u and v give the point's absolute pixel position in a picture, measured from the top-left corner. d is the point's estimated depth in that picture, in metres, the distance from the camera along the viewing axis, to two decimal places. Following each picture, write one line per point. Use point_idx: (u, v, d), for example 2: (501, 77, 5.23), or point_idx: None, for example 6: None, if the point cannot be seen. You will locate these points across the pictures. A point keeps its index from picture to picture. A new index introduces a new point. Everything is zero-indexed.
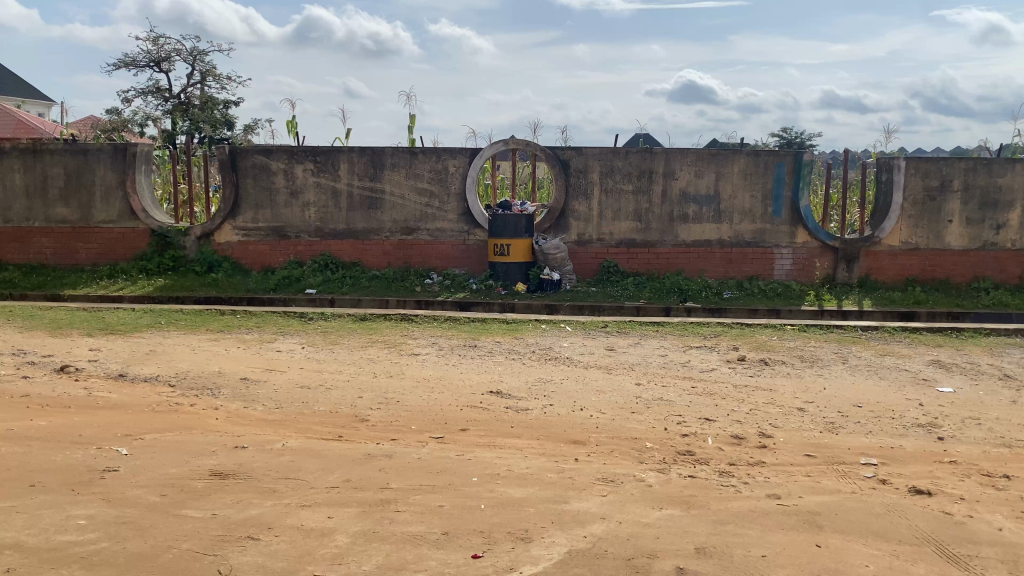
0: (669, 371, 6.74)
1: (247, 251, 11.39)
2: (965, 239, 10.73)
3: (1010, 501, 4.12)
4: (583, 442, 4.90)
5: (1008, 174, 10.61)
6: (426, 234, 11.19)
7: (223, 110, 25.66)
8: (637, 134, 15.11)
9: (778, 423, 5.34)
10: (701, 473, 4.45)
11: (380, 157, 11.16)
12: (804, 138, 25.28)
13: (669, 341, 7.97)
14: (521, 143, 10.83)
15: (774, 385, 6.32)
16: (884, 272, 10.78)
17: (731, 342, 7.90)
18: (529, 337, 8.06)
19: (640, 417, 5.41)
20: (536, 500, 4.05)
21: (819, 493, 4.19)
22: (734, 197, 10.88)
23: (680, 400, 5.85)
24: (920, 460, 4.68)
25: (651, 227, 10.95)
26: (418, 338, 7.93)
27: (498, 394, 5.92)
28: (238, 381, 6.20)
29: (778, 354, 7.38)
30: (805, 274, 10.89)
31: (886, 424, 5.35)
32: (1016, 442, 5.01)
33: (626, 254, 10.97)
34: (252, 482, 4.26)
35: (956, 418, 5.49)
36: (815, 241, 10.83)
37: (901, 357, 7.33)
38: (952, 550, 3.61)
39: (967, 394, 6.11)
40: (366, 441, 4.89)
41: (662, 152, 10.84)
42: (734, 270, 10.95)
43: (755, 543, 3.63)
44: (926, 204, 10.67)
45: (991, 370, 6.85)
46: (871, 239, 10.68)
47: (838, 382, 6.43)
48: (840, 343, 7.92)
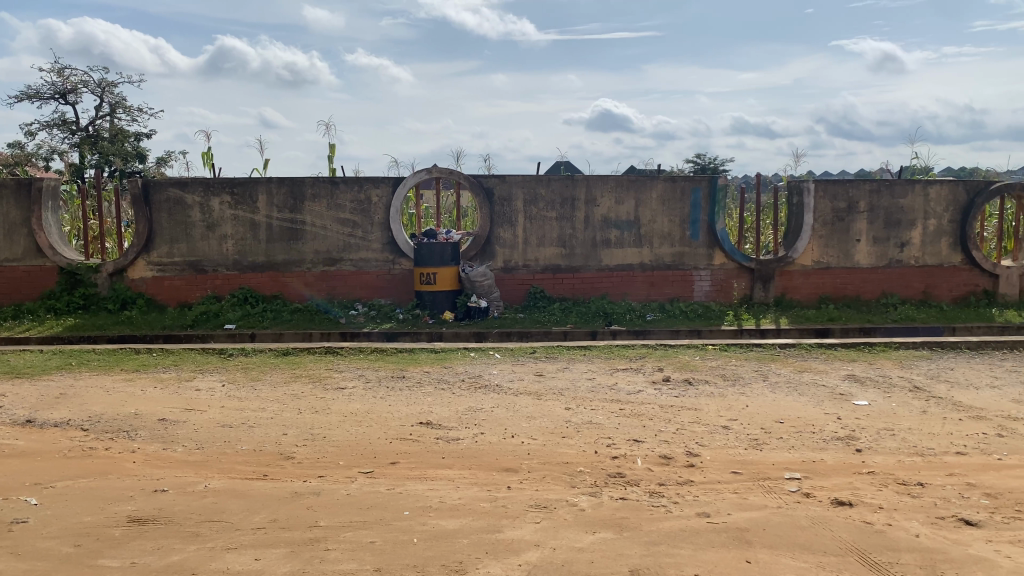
0: (596, 394, 6.81)
1: (162, 287, 11.04)
2: (873, 257, 11.21)
3: (925, 507, 4.29)
4: (514, 470, 4.89)
5: (909, 195, 11.14)
6: (349, 265, 11.07)
7: (134, 142, 24.99)
8: (558, 162, 15.34)
9: (704, 441, 5.44)
10: (632, 494, 4.50)
11: (300, 187, 11.01)
12: (718, 163, 26.15)
13: (596, 364, 8.06)
14: (444, 171, 10.84)
15: (699, 404, 6.44)
16: (798, 291, 11.17)
17: (655, 363, 8.04)
18: (458, 365, 8.02)
19: (571, 441, 5.44)
20: (470, 530, 4.01)
21: (746, 509, 4.28)
22: (654, 221, 11.12)
23: (609, 423, 5.90)
24: (841, 472, 4.83)
25: (575, 252, 11.09)
26: (343, 371, 7.81)
27: (428, 425, 5.86)
28: (156, 422, 5.97)
29: (701, 374, 7.54)
30: (723, 294, 11.19)
31: (806, 438, 5.51)
32: (929, 451, 5.22)
33: (551, 280, 11.07)
34: (173, 527, 4.10)
35: (872, 430, 5.70)
36: (731, 262, 11.14)
37: (818, 373, 7.58)
38: (874, 558, 3.73)
39: (881, 406, 6.35)
40: (293, 479, 4.77)
41: (584, 179, 11.01)
42: (656, 293, 11.16)
43: (687, 561, 3.68)
44: (834, 225, 11.12)
45: (901, 382, 7.14)
46: (784, 259, 11.05)
47: (759, 399, 6.61)
48: (760, 361, 8.14)
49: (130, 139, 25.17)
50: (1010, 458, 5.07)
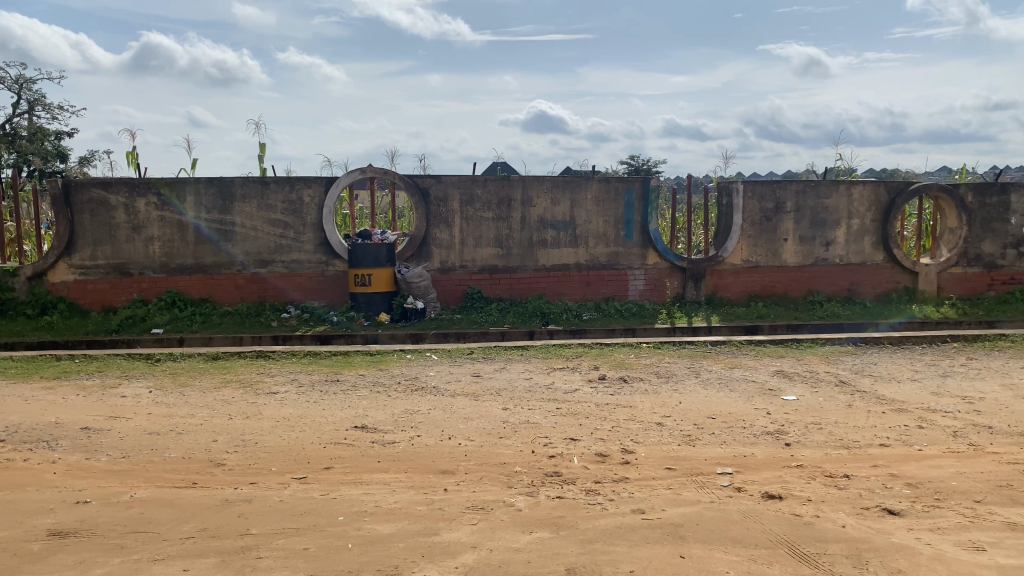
0: (533, 394, 6.82)
1: (85, 290, 10.66)
2: (800, 256, 11.52)
3: (851, 499, 4.42)
4: (451, 471, 4.86)
5: (833, 195, 11.48)
6: (281, 266, 10.87)
7: (54, 141, 24.10)
8: (494, 163, 15.34)
9: (639, 438, 5.51)
10: (568, 492, 4.52)
11: (230, 187, 10.76)
12: (652, 164, 26.53)
13: (533, 364, 8.08)
14: (378, 171, 10.73)
15: (634, 402, 6.51)
16: (728, 289, 11.41)
17: (591, 362, 8.10)
18: (394, 367, 7.95)
19: (508, 441, 5.44)
20: (406, 534, 3.97)
21: (680, 504, 4.34)
22: (589, 221, 11.21)
23: (546, 422, 5.92)
24: (771, 466, 4.95)
25: (512, 253, 11.11)
26: (276, 375, 7.66)
27: (363, 428, 5.78)
28: (78, 431, 5.75)
29: (636, 372, 7.63)
30: (657, 293, 11.36)
31: (738, 434, 5.62)
32: (854, 443, 5.39)
33: (487, 280, 11.06)
34: (97, 540, 3.95)
35: (800, 424, 5.85)
36: (664, 262, 11.32)
37: (749, 369, 7.75)
38: (803, 549, 3.82)
39: (809, 401, 6.53)
40: (223, 486, 4.65)
41: (519, 180, 11.04)
42: (591, 292, 11.26)
43: (623, 558, 3.71)
44: (763, 224, 11.39)
45: (828, 377, 7.36)
46: (715, 259, 11.28)
47: (693, 395, 6.72)
48: (693, 358, 8.29)
49: (51, 138, 24.27)
50: (929, 449, 5.27)
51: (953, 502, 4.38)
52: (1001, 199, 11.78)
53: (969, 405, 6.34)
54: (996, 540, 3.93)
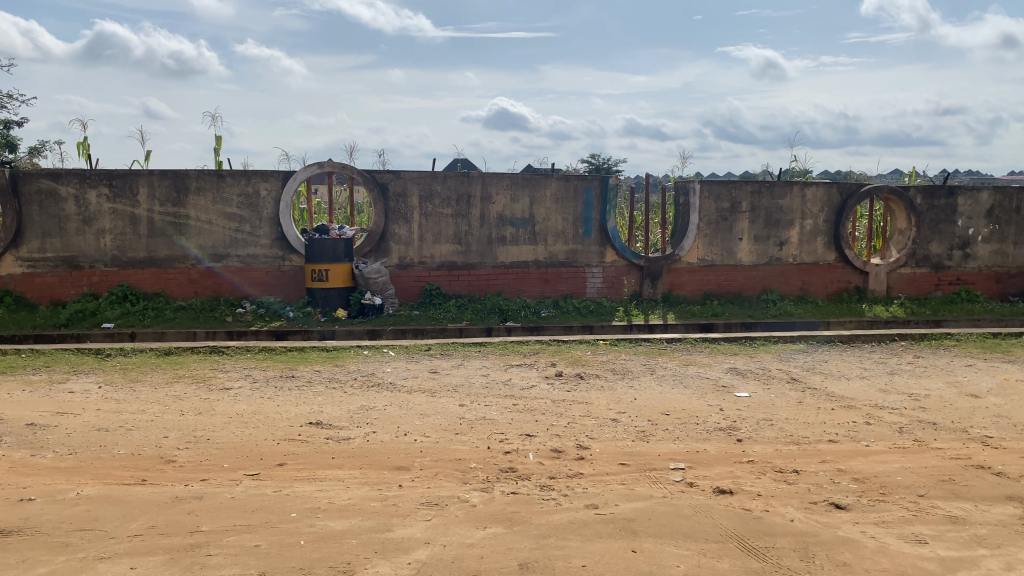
0: (490, 390, 6.83)
1: (33, 284, 10.40)
2: (755, 255, 11.69)
3: (800, 493, 4.51)
4: (406, 467, 4.85)
5: (788, 196, 11.67)
6: (236, 261, 10.72)
7: (2, 131, 23.49)
8: (454, 161, 15.31)
9: (594, 434, 5.55)
10: (523, 488, 4.54)
11: (184, 180, 10.58)
12: (611, 163, 26.68)
13: (490, 360, 8.09)
14: (337, 166, 10.64)
15: (589, 398, 6.56)
16: (684, 287, 11.54)
17: (548, 358, 8.14)
18: (350, 363, 7.90)
19: (464, 438, 5.44)
20: (359, 531, 3.95)
21: (634, 499, 4.38)
22: (548, 219, 11.25)
23: (502, 418, 5.93)
24: (723, 462, 5.02)
25: (471, 249, 11.10)
26: (230, 371, 7.56)
27: (318, 425, 5.74)
28: (24, 427, 5.61)
29: (592, 368, 7.68)
30: (614, 291, 11.44)
31: (691, 430, 5.69)
32: (804, 439, 5.49)
33: (446, 277, 11.04)
34: (41, 538, 3.86)
35: (752, 420, 5.94)
36: (621, 260, 11.40)
37: (703, 366, 7.85)
38: (751, 543, 3.89)
39: (761, 398, 6.64)
40: (174, 483, 4.58)
41: (478, 177, 11.03)
42: (549, 290, 11.30)
43: (575, 553, 3.74)
44: (719, 224, 11.54)
45: (780, 375, 7.49)
46: (671, 257, 11.40)
47: (647, 392, 6.79)
48: (648, 355, 8.37)
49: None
50: (876, 445, 5.40)
51: (898, 496, 4.49)
52: (949, 201, 12.07)
53: (914, 401, 6.51)
54: (938, 533, 4.04)
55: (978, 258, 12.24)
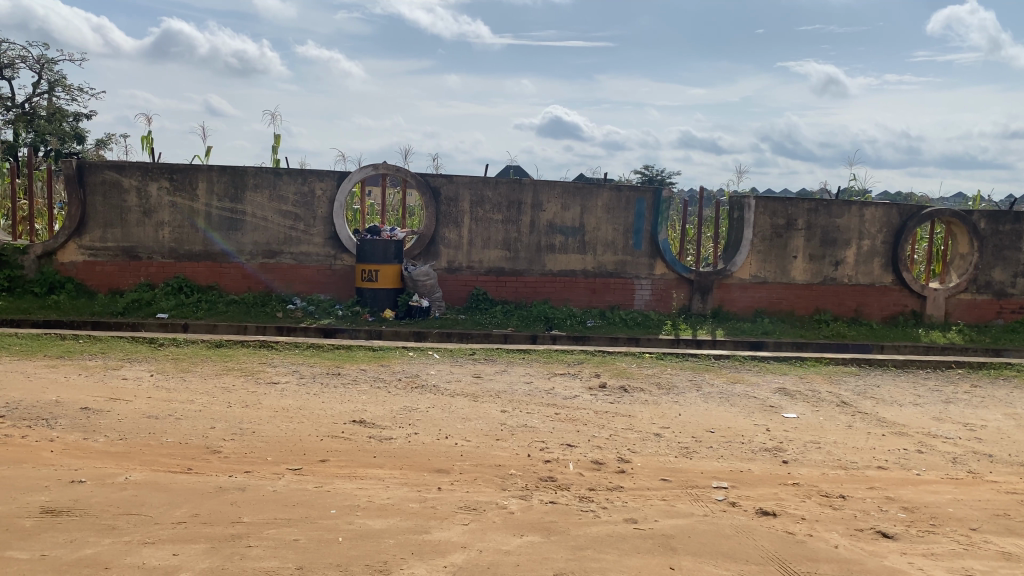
0: (533, 398, 6.82)
1: (93, 272, 10.71)
2: (809, 274, 11.48)
3: (846, 519, 4.39)
4: (446, 471, 4.86)
5: (846, 215, 11.43)
6: (289, 258, 10.88)
7: (72, 123, 24.29)
8: (507, 166, 15.33)
9: (636, 448, 5.49)
10: (562, 498, 4.51)
11: (242, 176, 10.80)
12: (665, 176, 26.44)
13: (534, 368, 8.08)
14: (391, 168, 10.75)
15: (633, 411, 6.49)
16: (734, 303, 11.38)
17: (593, 369, 8.09)
18: (395, 364, 7.95)
19: (505, 444, 5.43)
20: (397, 531, 3.96)
21: (673, 516, 4.32)
22: (598, 229, 11.20)
23: (544, 427, 5.91)
24: (767, 483, 4.92)
25: (519, 256, 11.11)
26: (277, 366, 7.67)
27: (361, 423, 5.78)
28: (78, 411, 5.77)
29: (637, 381, 7.61)
30: (663, 304, 11.34)
31: (735, 448, 5.60)
32: (852, 465, 5.36)
33: (494, 282, 11.07)
34: (88, 520, 3.96)
35: (799, 442, 5.82)
36: (672, 273, 11.29)
37: (750, 384, 7.72)
38: (793, 567, 3.80)
39: (809, 419, 6.50)
40: (218, 474, 4.65)
41: (530, 184, 11.04)
42: (597, 300, 11.25)
43: (612, 567, 3.69)
44: (773, 240, 11.36)
45: (829, 397, 7.32)
46: (723, 272, 11.25)
47: (692, 408, 6.70)
48: (695, 371, 8.26)
49: (68, 118, 24.39)
50: (928, 474, 5.24)
51: (949, 529, 4.35)
52: (1015, 227, 11.69)
53: (970, 432, 6.30)
54: (989, 569, 3.89)
55: None
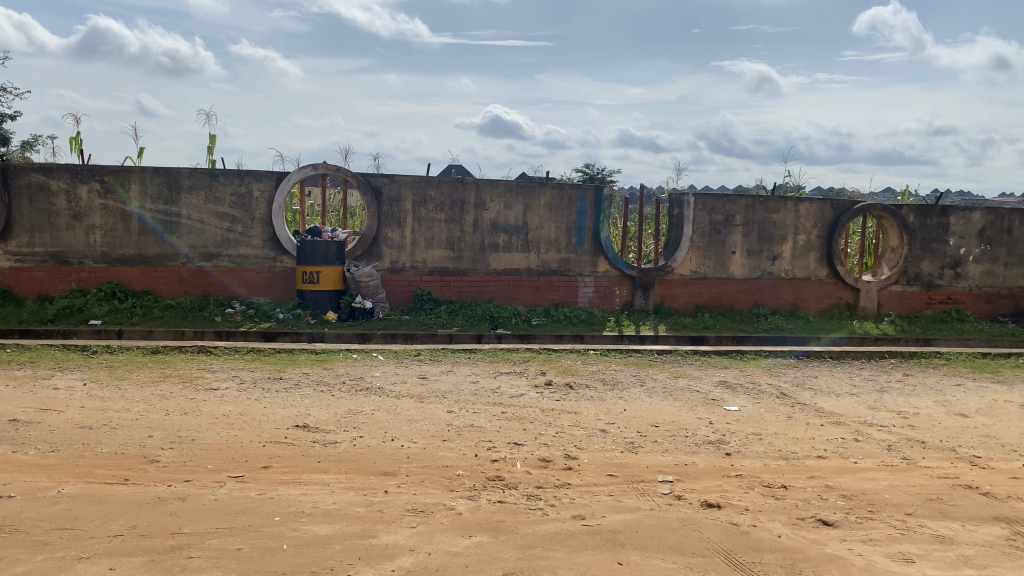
0: (479, 397, 6.80)
1: (21, 278, 10.33)
2: (747, 269, 11.70)
3: (788, 509, 4.49)
4: (392, 473, 4.81)
5: (781, 210, 11.69)
6: (227, 260, 10.65)
7: None
8: (449, 166, 15.25)
9: (582, 444, 5.52)
10: (509, 497, 4.50)
11: (176, 178, 10.52)
12: (605, 173, 26.61)
13: (479, 367, 8.06)
14: (331, 168, 10.61)
15: (579, 408, 6.52)
16: (676, 299, 11.53)
17: (538, 367, 8.11)
18: (339, 367, 7.84)
19: (451, 445, 5.40)
20: (344, 536, 3.91)
21: (620, 511, 4.35)
22: (541, 227, 11.24)
23: (490, 426, 5.90)
24: (711, 475, 4.99)
25: (463, 255, 11.07)
26: (217, 372, 7.49)
27: (304, 428, 5.69)
28: (6, 423, 5.53)
29: (582, 378, 7.65)
30: (606, 300, 11.43)
31: (679, 442, 5.67)
32: (793, 455, 5.48)
33: (438, 282, 11.01)
34: (19, 537, 3.80)
35: (741, 434, 5.93)
36: (614, 270, 11.39)
37: (692, 378, 7.83)
38: (738, 558, 3.86)
39: (750, 411, 6.62)
40: (157, 484, 4.52)
41: (473, 183, 11.02)
42: (541, 298, 11.28)
43: (561, 564, 3.70)
44: (712, 236, 11.55)
45: (769, 389, 7.47)
46: (664, 268, 11.39)
47: (637, 403, 6.77)
48: (638, 366, 8.35)
49: None
50: (864, 462, 5.39)
51: (885, 514, 4.47)
52: (941, 221, 12.09)
53: (903, 420, 6.51)
54: (924, 552, 4.02)
55: (968, 278, 12.25)
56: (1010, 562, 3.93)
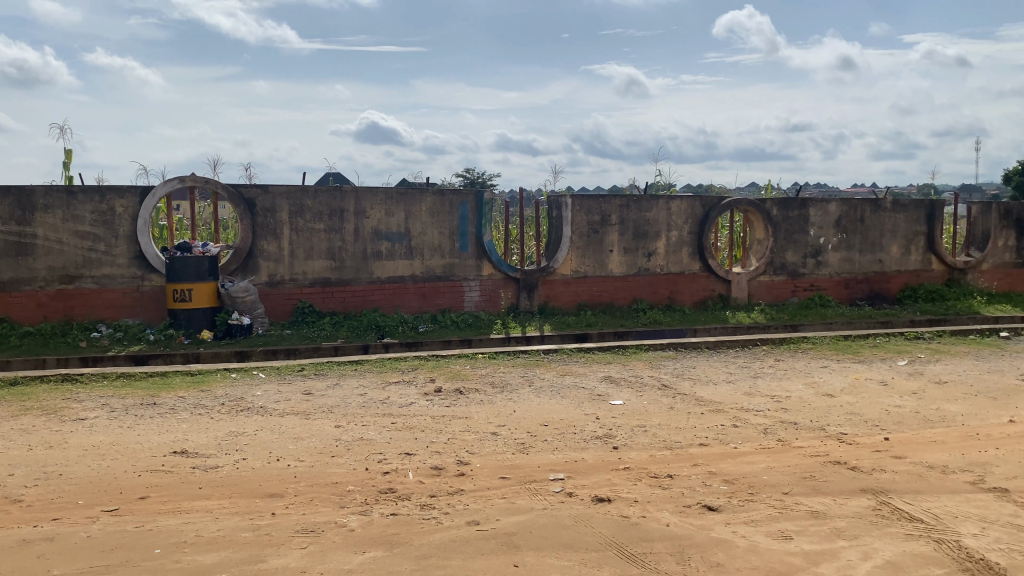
0: (367, 409, 6.68)
1: None
2: (626, 266, 12.03)
3: (674, 497, 4.63)
4: (279, 494, 4.66)
5: (654, 209, 12.09)
6: (90, 282, 10.05)
7: None
8: (325, 174, 14.94)
9: (474, 449, 5.52)
10: (403, 509, 4.45)
11: (29, 196, 9.85)
12: (484, 177, 26.73)
13: (366, 378, 7.92)
14: (200, 181, 10.19)
15: (469, 413, 6.52)
16: (560, 299, 11.71)
17: (427, 374, 8.05)
18: (218, 388, 7.53)
19: (341, 460, 5.29)
20: (231, 563, 3.76)
21: (514, 513, 4.38)
22: (423, 233, 11.18)
23: (380, 438, 5.81)
24: (600, 470, 5.09)
25: (345, 265, 10.87)
26: (84, 400, 7.04)
27: (183, 453, 5.44)
28: None
29: (471, 383, 7.65)
30: (491, 304, 11.48)
31: (569, 440, 5.76)
32: (677, 444, 5.66)
33: (319, 293, 10.76)
34: None
35: (627, 427, 6.08)
36: (498, 273, 11.46)
37: (579, 375, 7.98)
38: (630, 550, 3.95)
39: (635, 405, 6.80)
40: (20, 525, 4.21)
41: (352, 191, 10.85)
42: (426, 304, 11.22)
43: (458, 572, 3.69)
44: (591, 236, 11.81)
45: (652, 382, 7.69)
46: (546, 269, 11.55)
47: (526, 404, 6.83)
48: (526, 367, 8.43)
49: None
50: (743, 446, 5.63)
51: (764, 495, 4.69)
52: (801, 213, 12.79)
53: (777, 403, 6.84)
54: (801, 528, 4.23)
55: (828, 265, 12.99)
56: (877, 530, 4.19)
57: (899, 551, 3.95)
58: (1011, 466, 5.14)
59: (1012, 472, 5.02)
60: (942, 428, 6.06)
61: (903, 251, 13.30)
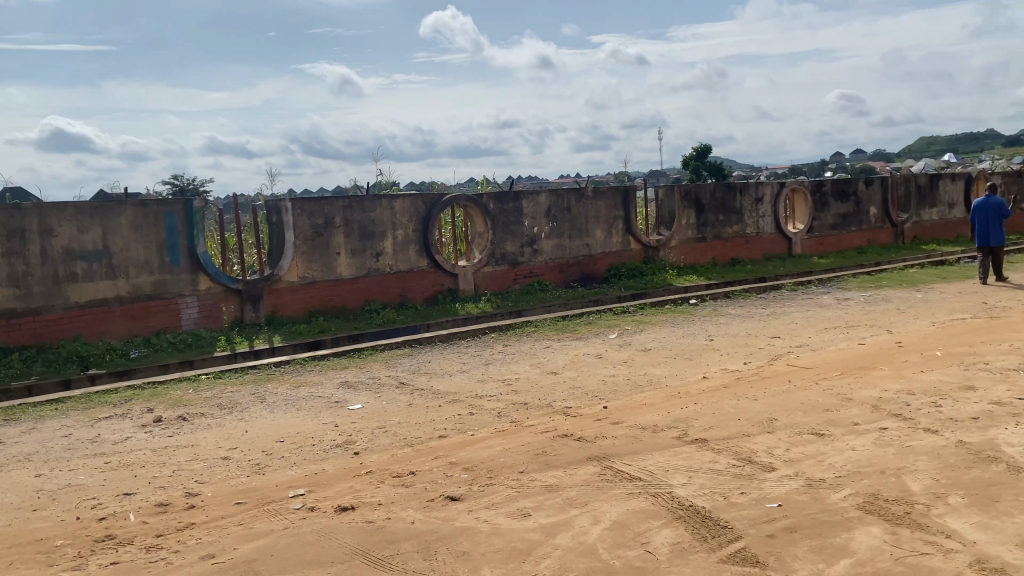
0: (74, 452, 5.98)
1: None
2: (353, 268, 11.90)
3: (417, 494, 4.67)
4: None
5: (376, 209, 12.06)
6: None
7: None
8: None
9: (204, 477, 5.16)
10: (125, 556, 4.05)
11: None
12: (194, 184, 25.02)
13: (70, 419, 7.06)
14: None
15: (196, 440, 6.08)
16: (287, 307, 11.31)
17: (144, 404, 7.37)
18: None
19: (45, 513, 4.69)
20: None
21: (253, 538, 4.16)
22: (127, 249, 10.23)
23: (93, 482, 5.23)
24: (342, 478, 5.00)
25: (33, 292, 9.62)
26: None
27: None
28: None
29: (196, 407, 7.13)
30: (214, 319, 10.80)
31: (307, 452, 5.58)
32: (417, 440, 5.71)
33: (4, 327, 9.44)
34: None
35: (366, 431, 6.02)
36: (217, 286, 10.81)
37: (312, 385, 7.74)
38: (376, 555, 3.92)
39: (372, 407, 6.75)
40: None
41: (33, 208, 9.63)
42: (138, 327, 10.30)
43: None
44: (315, 240, 11.52)
45: (388, 382, 7.67)
46: (271, 278, 11.10)
47: (258, 422, 6.51)
48: (256, 383, 8.03)
49: None
50: (479, 433, 5.81)
51: (502, 478, 4.88)
52: (515, 205, 13.41)
53: (508, 387, 7.11)
54: (538, 504, 4.46)
55: (543, 252, 13.77)
56: (604, 494, 4.53)
57: (623, 510, 4.30)
58: (709, 417, 5.81)
59: (709, 422, 5.68)
60: (651, 391, 6.70)
61: (605, 234, 14.50)
